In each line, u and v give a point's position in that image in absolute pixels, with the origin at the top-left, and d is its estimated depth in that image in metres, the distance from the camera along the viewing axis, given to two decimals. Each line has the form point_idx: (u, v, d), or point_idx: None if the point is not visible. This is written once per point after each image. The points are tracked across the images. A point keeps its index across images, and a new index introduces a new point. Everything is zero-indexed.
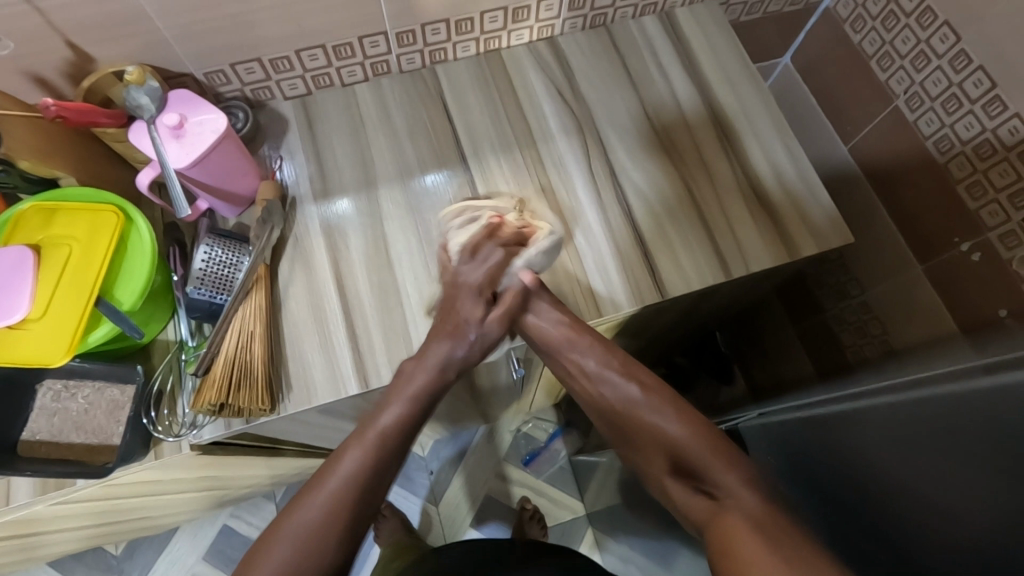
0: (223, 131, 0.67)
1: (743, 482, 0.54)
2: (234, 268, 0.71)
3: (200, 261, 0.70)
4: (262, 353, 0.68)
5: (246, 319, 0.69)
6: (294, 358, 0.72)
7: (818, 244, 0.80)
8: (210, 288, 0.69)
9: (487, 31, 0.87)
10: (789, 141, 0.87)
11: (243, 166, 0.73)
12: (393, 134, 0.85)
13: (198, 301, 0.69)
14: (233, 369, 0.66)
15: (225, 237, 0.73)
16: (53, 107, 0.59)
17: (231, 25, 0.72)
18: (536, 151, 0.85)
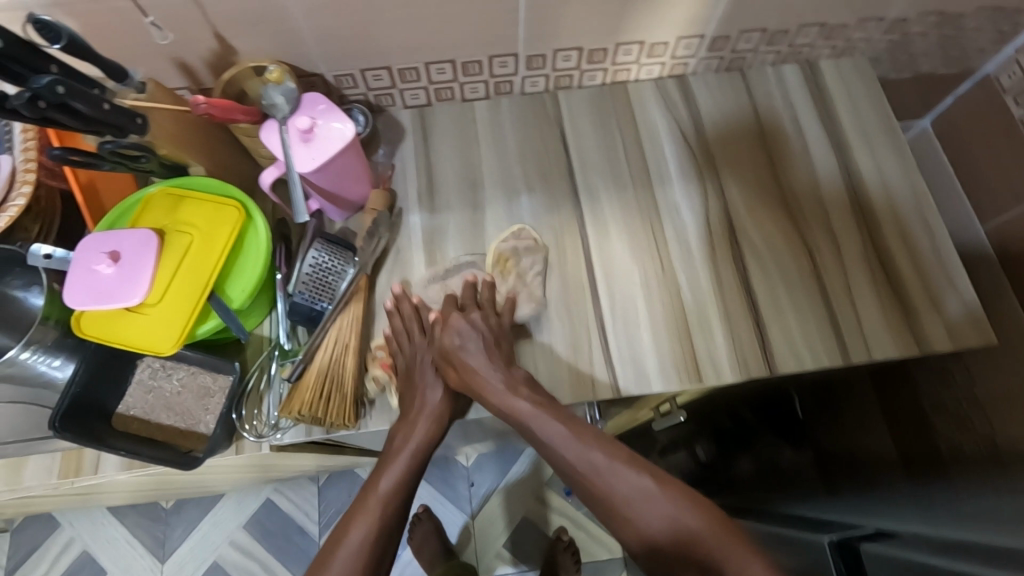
0: (349, 141, 0.67)
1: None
2: (338, 276, 0.72)
3: (308, 264, 0.71)
4: (353, 369, 0.69)
5: (342, 330, 0.70)
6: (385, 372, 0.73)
7: (955, 345, 0.72)
8: (312, 293, 0.70)
9: (618, 63, 0.83)
10: (930, 217, 0.79)
11: (360, 174, 0.73)
12: (505, 155, 0.83)
13: (300, 305, 0.70)
14: (324, 380, 0.67)
15: (333, 241, 0.72)
16: (202, 104, 0.60)
17: (370, 31, 0.71)
18: (651, 194, 0.80)
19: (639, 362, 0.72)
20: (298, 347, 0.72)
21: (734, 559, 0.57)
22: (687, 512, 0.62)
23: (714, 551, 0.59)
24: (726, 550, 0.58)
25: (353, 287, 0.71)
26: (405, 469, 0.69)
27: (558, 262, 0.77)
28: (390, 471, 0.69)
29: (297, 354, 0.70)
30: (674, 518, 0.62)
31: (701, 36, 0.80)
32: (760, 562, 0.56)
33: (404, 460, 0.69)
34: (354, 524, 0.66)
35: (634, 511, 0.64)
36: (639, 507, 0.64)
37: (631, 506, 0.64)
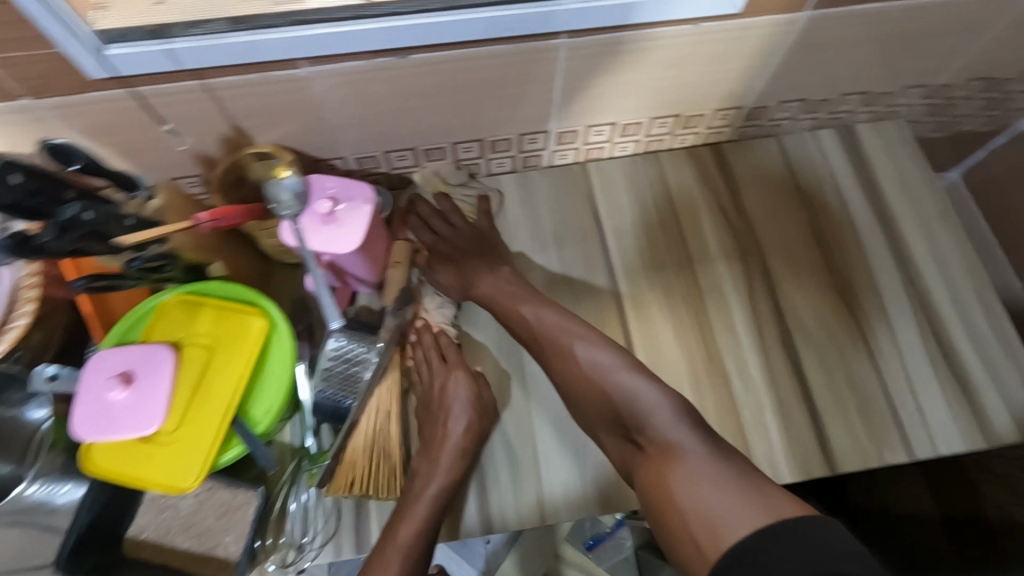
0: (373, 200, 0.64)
1: (680, 442, 0.58)
2: (361, 366, 0.66)
3: (328, 357, 0.65)
4: (396, 433, 0.69)
5: (382, 398, 0.69)
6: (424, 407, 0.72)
7: (1021, 433, 0.68)
8: (337, 389, 0.64)
9: (651, 134, 0.80)
10: (986, 295, 0.75)
11: (381, 237, 0.69)
12: (536, 233, 0.79)
13: (324, 403, 0.64)
14: (371, 460, 0.66)
15: (352, 328, 0.67)
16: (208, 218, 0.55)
17: (399, 117, 0.67)
18: (692, 273, 0.76)
19: None
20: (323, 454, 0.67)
21: (650, 407, 0.61)
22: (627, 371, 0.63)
23: (628, 402, 0.62)
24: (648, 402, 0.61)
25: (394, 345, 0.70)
26: (454, 467, 0.65)
27: None
28: (434, 471, 0.64)
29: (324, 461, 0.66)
30: (603, 380, 0.63)
31: (738, 107, 0.77)
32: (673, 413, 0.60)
33: (449, 451, 0.65)
34: (403, 522, 0.62)
35: (575, 372, 0.65)
36: (580, 377, 0.64)
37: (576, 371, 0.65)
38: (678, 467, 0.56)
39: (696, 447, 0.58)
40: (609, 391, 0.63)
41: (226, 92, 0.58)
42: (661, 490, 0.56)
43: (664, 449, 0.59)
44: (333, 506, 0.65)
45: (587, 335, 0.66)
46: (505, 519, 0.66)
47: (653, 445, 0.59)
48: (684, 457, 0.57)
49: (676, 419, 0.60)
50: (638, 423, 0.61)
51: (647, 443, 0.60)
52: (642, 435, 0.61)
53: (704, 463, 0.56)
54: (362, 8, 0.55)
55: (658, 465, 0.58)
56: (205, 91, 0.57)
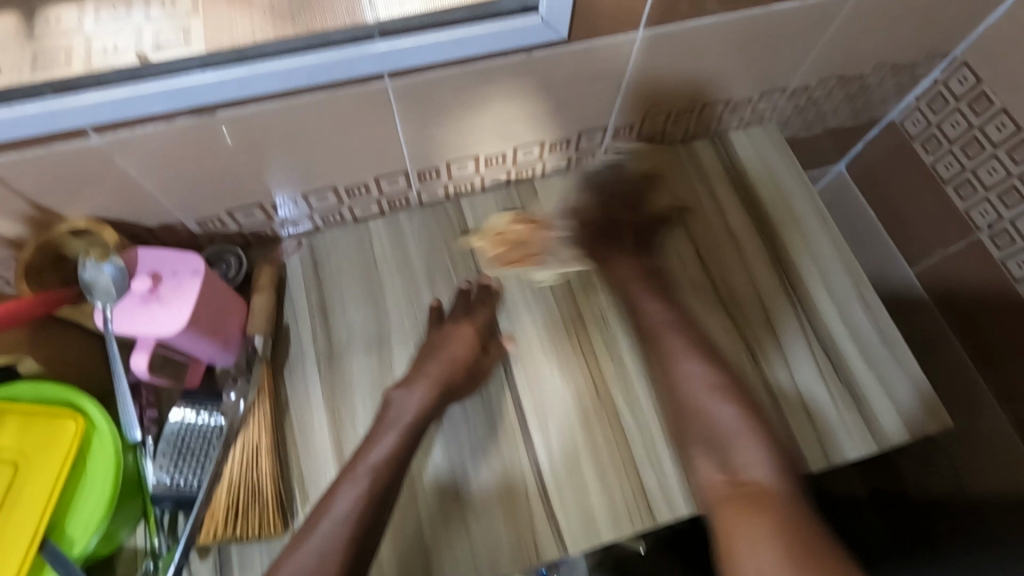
0: (203, 269, 0.58)
1: (771, 488, 0.59)
2: (207, 439, 0.60)
3: (169, 436, 0.60)
4: (270, 471, 0.61)
5: (250, 433, 0.62)
6: (303, 435, 0.65)
7: (909, 432, 0.68)
8: (180, 469, 0.59)
9: (519, 163, 0.76)
10: (866, 293, 0.75)
11: (227, 304, 0.63)
12: (410, 278, 0.74)
13: (166, 488, 0.58)
14: (237, 500, 0.59)
15: (198, 399, 0.62)
16: None
17: (228, 175, 0.62)
18: (574, 304, 0.74)
19: (586, 510, 0.63)
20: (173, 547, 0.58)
21: (747, 446, 0.62)
22: (731, 408, 0.64)
23: (732, 437, 0.63)
24: (737, 428, 0.63)
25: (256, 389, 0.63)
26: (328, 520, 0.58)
27: (481, 390, 0.69)
28: (365, 447, 0.62)
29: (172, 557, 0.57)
30: (710, 406, 0.65)
31: (603, 128, 0.75)
32: (767, 456, 0.61)
33: (403, 417, 0.63)
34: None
35: (685, 390, 0.66)
36: (685, 395, 0.66)
37: (684, 385, 0.66)
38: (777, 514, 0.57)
39: (787, 496, 0.59)
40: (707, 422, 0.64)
41: (6, 171, 0.51)
42: (734, 536, 0.57)
43: (755, 491, 0.59)
44: None
45: (701, 354, 0.68)
46: None
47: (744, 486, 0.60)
48: (773, 504, 0.58)
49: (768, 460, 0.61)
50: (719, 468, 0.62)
51: (742, 477, 0.61)
52: (726, 467, 0.62)
53: (817, 538, 0.55)
54: (139, 69, 0.51)
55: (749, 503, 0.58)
56: None
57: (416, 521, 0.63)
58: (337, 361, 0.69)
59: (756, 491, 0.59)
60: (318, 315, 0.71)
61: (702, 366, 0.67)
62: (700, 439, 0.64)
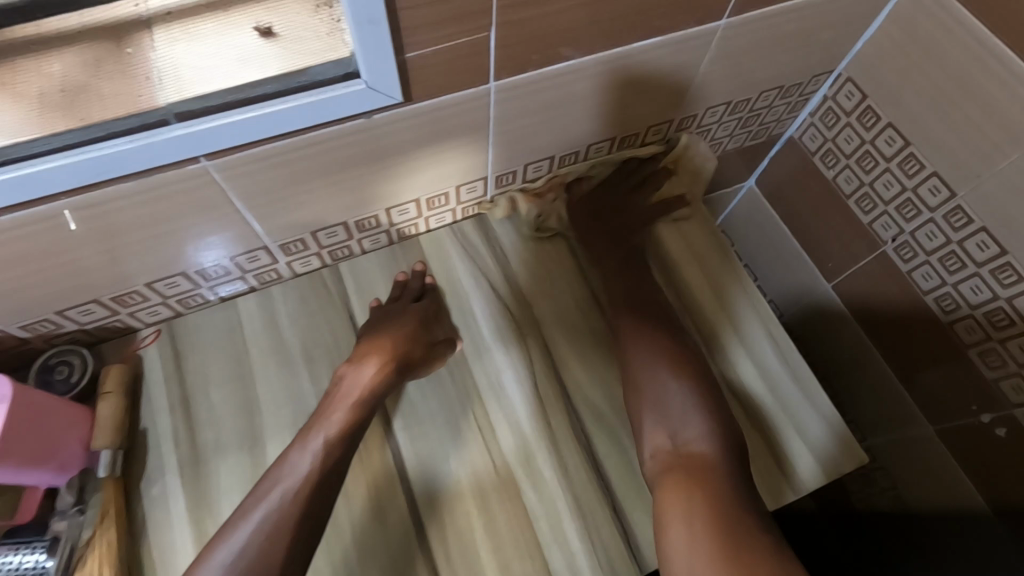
0: (12, 394, 0.51)
1: (709, 458, 0.58)
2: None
3: None
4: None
5: (89, 570, 0.54)
6: (164, 560, 0.58)
7: (825, 474, 0.64)
8: None
9: (398, 222, 0.71)
10: (771, 327, 0.72)
11: (61, 422, 0.56)
12: (286, 361, 0.68)
13: None
14: None
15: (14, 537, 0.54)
16: None
17: (44, 279, 0.54)
18: (467, 369, 0.68)
19: None
20: None
21: (693, 426, 0.61)
22: (681, 386, 0.63)
23: (679, 414, 0.61)
24: (683, 406, 0.62)
25: (96, 521, 0.57)
26: None
27: (368, 482, 0.63)
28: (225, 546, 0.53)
29: None
30: (657, 379, 0.63)
31: (484, 178, 0.70)
32: (711, 429, 0.60)
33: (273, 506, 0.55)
34: None
35: (642, 369, 0.64)
36: (633, 376, 0.64)
37: (642, 364, 0.65)
38: (708, 485, 0.56)
39: (724, 470, 0.57)
40: (657, 395, 0.63)
41: None
42: (671, 497, 0.56)
43: (698, 460, 0.58)
44: None
45: (652, 338, 0.66)
46: None
47: (686, 453, 0.59)
48: (706, 479, 0.56)
49: (708, 428, 0.60)
50: (665, 429, 0.61)
51: (684, 445, 0.60)
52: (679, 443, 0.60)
53: (737, 508, 0.54)
54: None
55: (682, 474, 0.57)
56: None
57: None
58: (205, 463, 0.62)
59: (695, 457, 0.58)
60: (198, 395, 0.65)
61: (653, 344, 0.65)
62: (647, 401, 0.63)
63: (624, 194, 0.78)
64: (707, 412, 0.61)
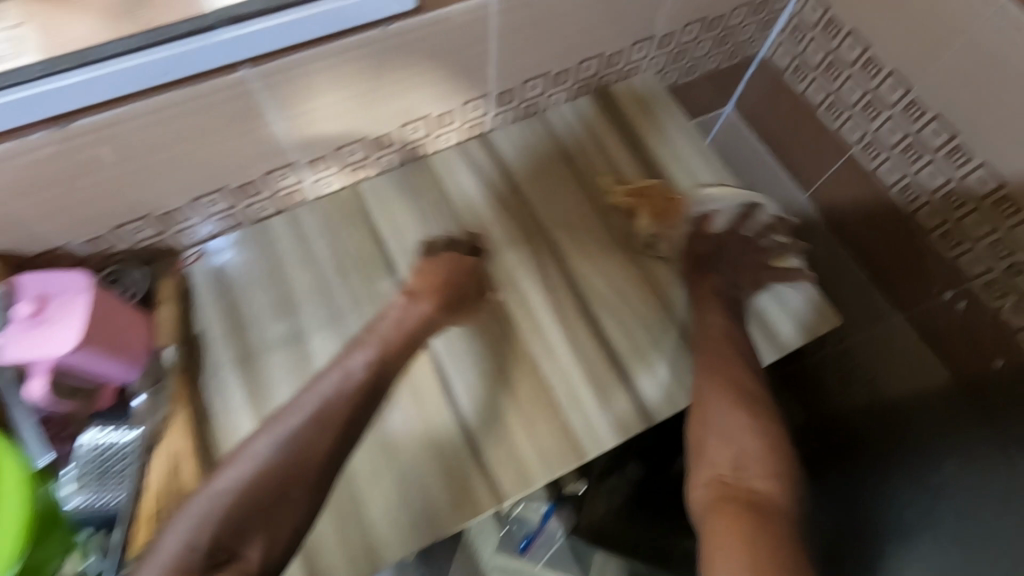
0: (91, 286, 0.57)
1: (771, 506, 0.62)
2: (124, 459, 0.60)
3: (83, 461, 0.59)
4: (194, 473, 0.61)
5: (170, 440, 0.62)
6: (226, 438, 0.64)
7: (804, 334, 0.73)
8: (101, 492, 0.58)
9: (409, 141, 0.78)
10: (752, 218, 0.80)
11: (125, 319, 0.63)
12: (318, 270, 0.75)
13: (89, 511, 0.58)
14: (162, 507, 0.58)
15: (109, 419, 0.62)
16: None
17: (104, 189, 0.61)
18: (483, 267, 0.76)
19: (518, 460, 0.66)
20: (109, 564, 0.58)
21: (753, 475, 0.64)
22: (753, 441, 0.66)
23: (743, 463, 0.65)
24: (758, 457, 0.65)
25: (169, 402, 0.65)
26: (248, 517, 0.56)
27: None
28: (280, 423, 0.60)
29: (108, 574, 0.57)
30: (721, 424, 0.66)
31: (485, 96, 0.77)
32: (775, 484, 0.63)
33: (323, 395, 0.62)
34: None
35: (716, 416, 0.66)
36: (699, 417, 0.67)
37: (717, 412, 0.66)
38: (760, 526, 0.60)
39: (782, 509, 0.62)
40: (726, 441, 0.66)
41: None
42: (721, 537, 0.60)
43: (758, 503, 0.62)
44: None
45: (729, 394, 0.67)
46: None
47: (743, 492, 0.63)
48: (762, 522, 0.60)
49: (775, 484, 0.63)
50: (730, 454, 0.65)
51: (743, 487, 0.63)
52: (737, 479, 0.64)
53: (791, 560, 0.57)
54: None
55: (732, 509, 0.61)
56: None
57: (352, 496, 0.64)
58: (255, 358, 0.70)
59: (764, 504, 0.62)
60: (243, 299, 0.73)
61: (725, 396, 0.67)
62: (707, 444, 0.66)
63: (747, 257, 0.78)
64: (766, 453, 0.65)
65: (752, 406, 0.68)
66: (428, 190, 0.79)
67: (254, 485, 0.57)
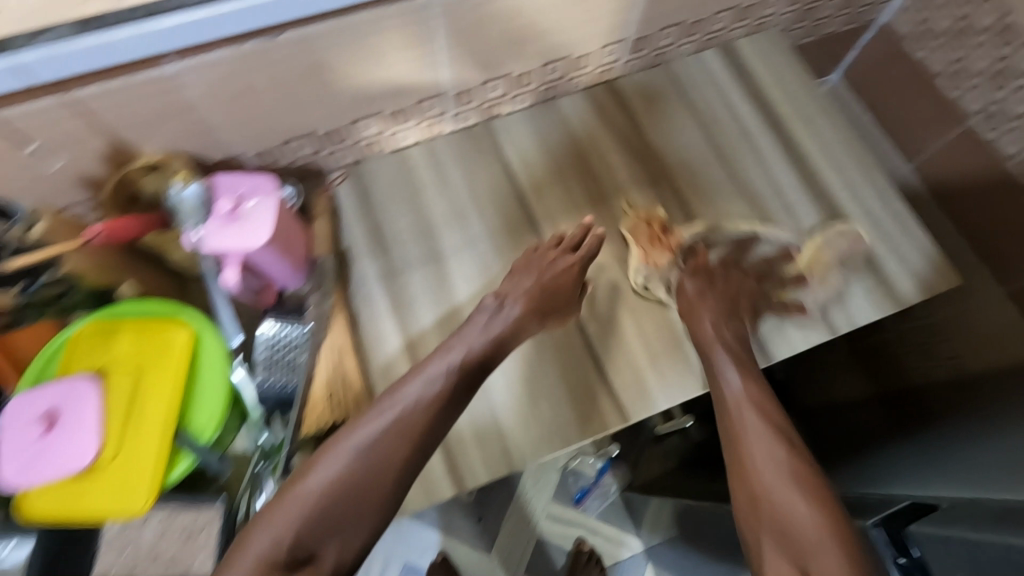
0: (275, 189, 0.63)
1: None
2: (296, 349, 0.67)
3: (263, 347, 0.67)
4: (357, 369, 0.67)
5: (334, 337, 0.68)
6: (376, 341, 0.69)
7: (921, 290, 0.75)
8: (279, 374, 0.65)
9: (546, 81, 0.82)
10: (874, 177, 0.81)
11: (296, 228, 0.68)
12: (452, 197, 0.79)
13: (269, 390, 0.65)
14: (331, 392, 0.65)
15: (282, 313, 0.69)
16: (101, 233, 0.56)
17: (285, 103, 0.66)
18: (608, 205, 0.79)
19: (641, 382, 0.70)
20: (280, 439, 0.65)
21: (830, 555, 0.51)
22: (806, 504, 0.54)
23: (808, 547, 0.52)
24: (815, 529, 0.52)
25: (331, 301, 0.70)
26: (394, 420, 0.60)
27: None
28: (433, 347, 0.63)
29: (283, 445, 0.64)
30: (748, 437, 0.59)
31: (621, 40, 0.80)
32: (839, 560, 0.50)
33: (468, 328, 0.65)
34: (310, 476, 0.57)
35: (768, 470, 0.57)
36: (766, 473, 0.57)
37: (766, 463, 0.57)
38: None
39: None
40: (778, 497, 0.55)
41: (93, 102, 0.55)
42: None
43: None
44: None
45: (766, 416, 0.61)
46: (475, 474, 0.66)
47: None
48: None
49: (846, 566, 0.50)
50: (784, 516, 0.54)
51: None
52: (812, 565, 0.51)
53: None
54: None
55: None
56: (68, 105, 0.55)
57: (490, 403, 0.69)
58: (398, 272, 0.74)
59: None
60: (383, 220, 0.77)
61: (759, 420, 0.60)
62: (749, 463, 0.58)
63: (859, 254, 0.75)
64: (826, 529, 0.52)
65: (790, 450, 0.58)
66: (558, 130, 0.82)
67: (337, 488, 0.54)
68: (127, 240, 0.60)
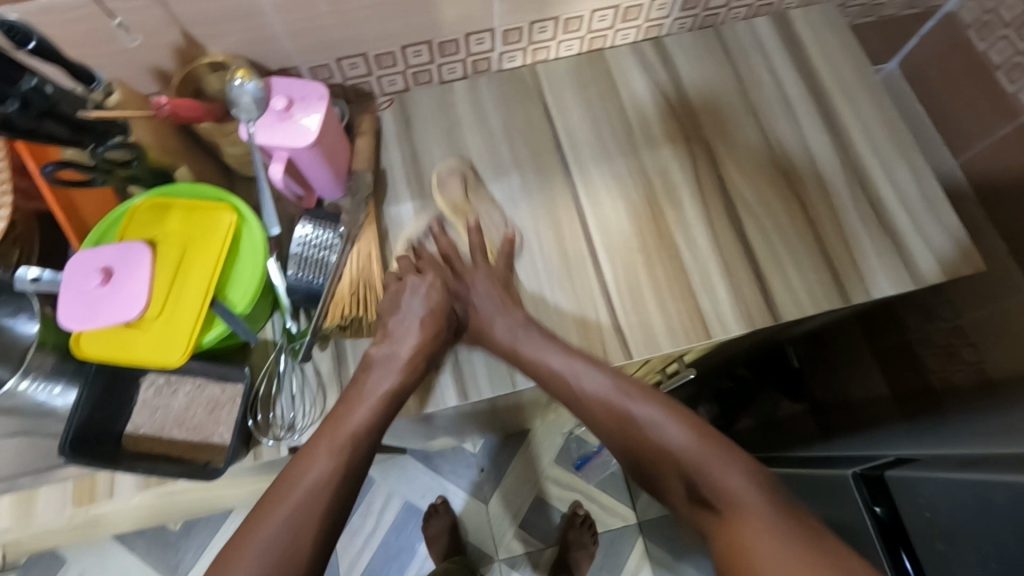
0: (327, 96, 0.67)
1: (754, 500, 0.55)
2: (329, 250, 0.69)
3: (297, 243, 0.68)
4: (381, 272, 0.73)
5: (363, 243, 0.73)
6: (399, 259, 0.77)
7: (943, 272, 0.75)
8: (308, 271, 0.67)
9: (594, 30, 0.83)
10: (913, 159, 0.80)
11: (341, 139, 0.72)
12: (489, 133, 0.82)
13: (296, 284, 0.67)
14: (356, 290, 0.71)
15: (320, 217, 0.70)
16: (166, 105, 0.60)
17: (342, 20, 0.69)
18: (639, 156, 0.81)
19: (649, 326, 0.73)
20: (305, 329, 0.71)
21: (717, 470, 0.58)
22: (680, 428, 0.62)
23: (694, 461, 0.59)
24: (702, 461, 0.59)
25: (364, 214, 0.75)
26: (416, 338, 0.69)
27: (556, 235, 0.77)
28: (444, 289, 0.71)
29: (305, 336, 0.69)
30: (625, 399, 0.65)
31: None
32: (737, 470, 0.57)
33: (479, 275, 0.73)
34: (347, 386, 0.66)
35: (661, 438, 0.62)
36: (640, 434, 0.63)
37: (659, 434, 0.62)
38: (758, 519, 0.53)
39: (767, 507, 0.54)
40: (665, 443, 0.61)
41: None
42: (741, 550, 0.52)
43: (738, 509, 0.55)
44: (318, 392, 0.70)
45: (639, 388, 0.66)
46: (480, 389, 0.72)
47: (728, 507, 0.55)
48: (751, 513, 0.54)
49: (746, 480, 0.57)
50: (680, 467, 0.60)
51: (715, 500, 0.57)
52: (714, 495, 0.57)
53: (777, 519, 0.52)
54: None
55: (736, 516, 0.54)
56: None
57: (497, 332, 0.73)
58: (427, 200, 0.79)
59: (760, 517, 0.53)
60: (421, 149, 0.81)
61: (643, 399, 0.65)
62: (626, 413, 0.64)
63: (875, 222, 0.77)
64: (735, 463, 0.58)
65: (668, 401, 0.65)
66: (599, 81, 0.84)
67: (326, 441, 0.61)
68: (188, 122, 0.63)
